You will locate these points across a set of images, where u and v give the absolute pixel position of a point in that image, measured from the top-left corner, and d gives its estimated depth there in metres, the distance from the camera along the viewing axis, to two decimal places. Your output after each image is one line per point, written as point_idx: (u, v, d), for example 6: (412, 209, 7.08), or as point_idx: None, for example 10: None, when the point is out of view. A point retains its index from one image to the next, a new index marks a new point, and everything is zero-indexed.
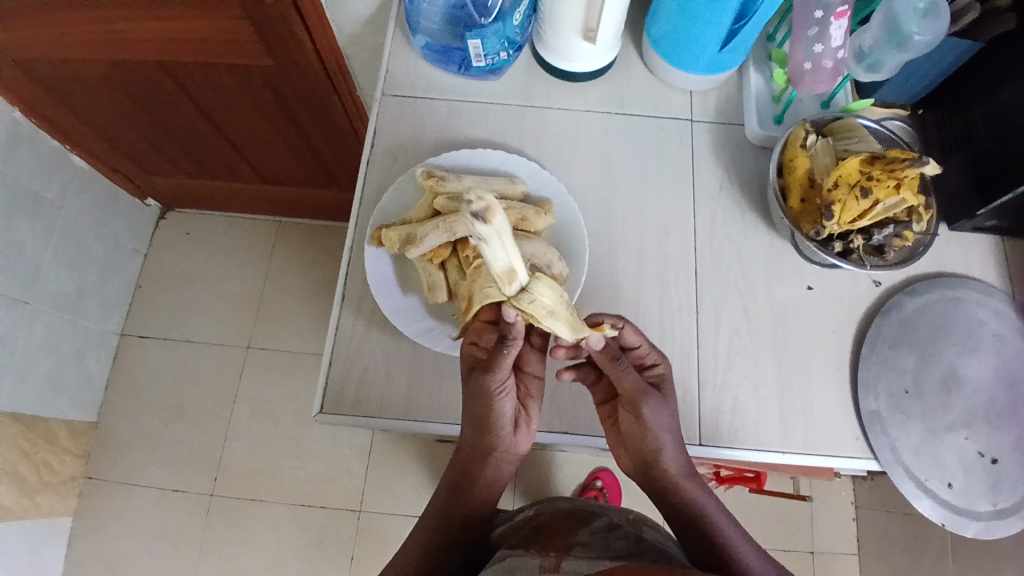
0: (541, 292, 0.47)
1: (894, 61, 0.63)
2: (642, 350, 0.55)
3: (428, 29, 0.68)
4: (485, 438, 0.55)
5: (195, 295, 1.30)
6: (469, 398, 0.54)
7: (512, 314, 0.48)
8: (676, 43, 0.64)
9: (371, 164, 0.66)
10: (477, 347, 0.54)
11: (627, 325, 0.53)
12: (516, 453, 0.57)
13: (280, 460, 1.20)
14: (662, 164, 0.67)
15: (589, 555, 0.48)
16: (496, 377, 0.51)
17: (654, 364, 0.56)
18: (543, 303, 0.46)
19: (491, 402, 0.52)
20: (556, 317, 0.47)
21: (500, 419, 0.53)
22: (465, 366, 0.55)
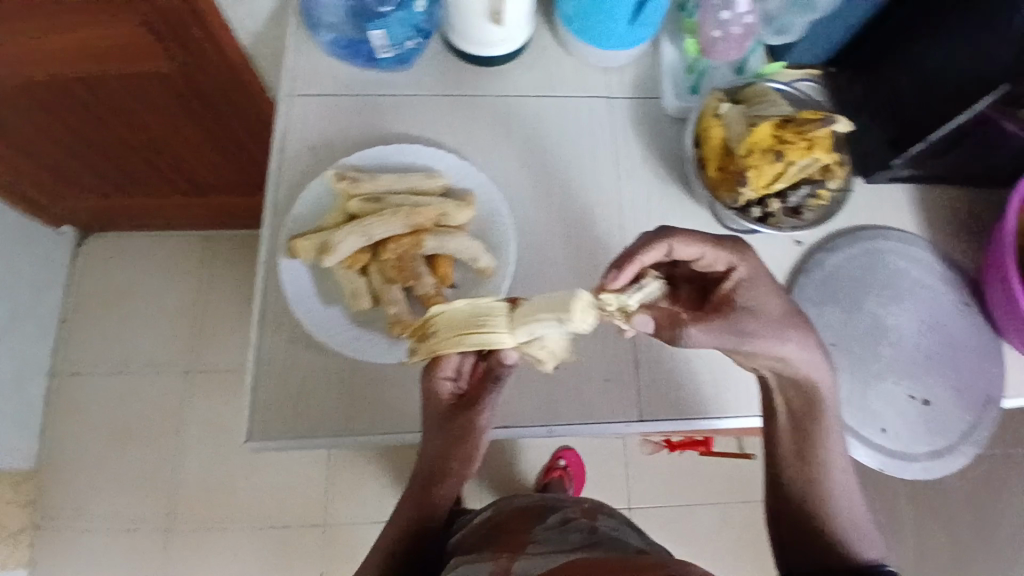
0: (550, 339, 0.47)
1: (800, 23, 0.65)
2: (706, 260, 0.49)
3: (332, 24, 0.64)
4: (451, 457, 0.51)
5: (128, 321, 1.23)
6: (445, 438, 0.50)
7: (514, 357, 0.48)
8: (590, 18, 0.62)
9: (280, 170, 0.62)
10: (452, 384, 0.51)
11: (675, 237, 0.48)
12: (472, 462, 0.51)
13: (236, 481, 1.16)
14: (583, 142, 0.66)
15: (543, 551, 0.47)
16: (485, 410, 0.49)
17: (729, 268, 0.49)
18: (549, 349, 0.48)
19: (476, 437, 0.50)
20: (554, 359, 0.49)
21: (477, 453, 0.51)
22: (439, 407, 0.50)
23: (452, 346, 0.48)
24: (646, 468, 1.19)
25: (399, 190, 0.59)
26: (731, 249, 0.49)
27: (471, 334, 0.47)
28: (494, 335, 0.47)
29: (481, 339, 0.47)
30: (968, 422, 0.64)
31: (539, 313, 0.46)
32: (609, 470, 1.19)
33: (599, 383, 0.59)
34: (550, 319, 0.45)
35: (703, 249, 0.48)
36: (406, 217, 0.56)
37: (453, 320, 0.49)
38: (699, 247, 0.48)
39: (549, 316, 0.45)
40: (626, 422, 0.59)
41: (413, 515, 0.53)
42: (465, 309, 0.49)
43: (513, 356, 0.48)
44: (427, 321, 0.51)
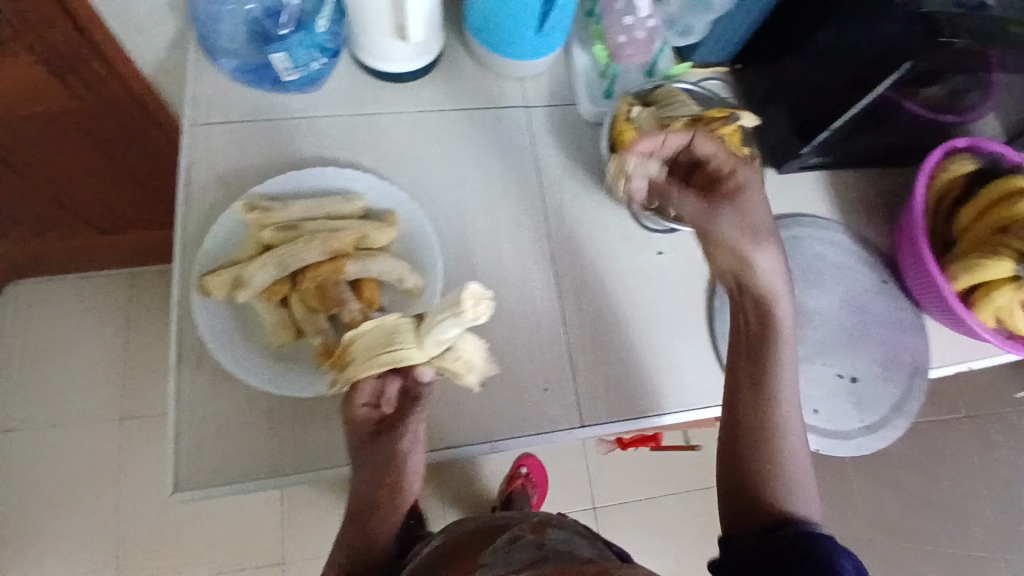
0: (462, 348, 0.48)
1: (701, 23, 0.66)
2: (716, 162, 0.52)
3: (231, 49, 0.62)
4: (377, 486, 0.50)
5: (53, 373, 1.16)
6: (375, 462, 0.50)
7: (430, 374, 0.49)
8: (497, 28, 0.62)
9: (189, 204, 0.60)
10: (370, 408, 0.49)
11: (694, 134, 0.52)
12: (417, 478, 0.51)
13: (185, 529, 1.10)
14: (502, 152, 0.66)
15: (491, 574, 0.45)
16: (409, 432, 0.50)
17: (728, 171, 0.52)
18: (464, 358, 0.48)
19: (403, 460, 0.50)
20: (474, 369, 0.49)
21: (408, 474, 0.50)
22: (362, 433, 0.50)
23: (366, 370, 0.48)
24: (605, 467, 1.19)
25: (315, 216, 0.57)
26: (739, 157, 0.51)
27: (381, 355, 0.47)
28: (401, 350, 0.47)
29: (392, 358, 0.47)
30: (895, 394, 0.66)
31: (437, 321, 0.46)
32: (570, 474, 1.19)
33: (538, 394, 0.59)
34: (448, 321, 0.45)
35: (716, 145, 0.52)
36: (322, 244, 0.54)
37: (361, 344, 0.48)
38: (711, 147, 0.52)
39: (447, 318, 0.45)
40: (567, 429, 0.59)
41: (352, 551, 0.51)
42: (374, 331, 0.48)
43: (429, 373, 0.49)
44: (343, 348, 0.49)
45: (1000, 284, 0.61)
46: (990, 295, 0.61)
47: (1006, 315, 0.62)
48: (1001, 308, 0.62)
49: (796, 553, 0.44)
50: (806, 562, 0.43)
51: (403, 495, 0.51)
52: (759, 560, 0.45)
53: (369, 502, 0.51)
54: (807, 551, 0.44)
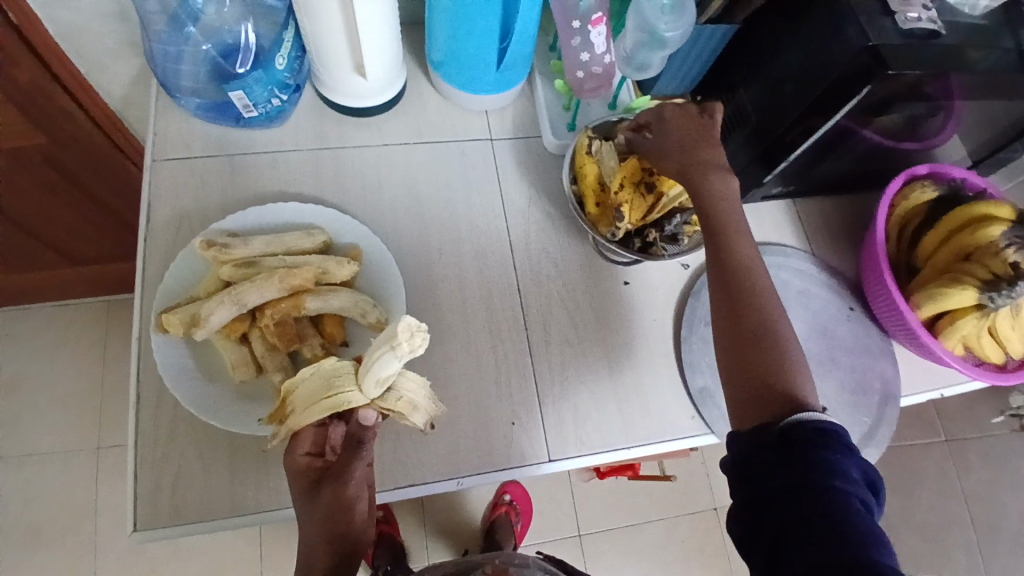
0: (404, 386, 0.48)
1: (657, 59, 0.64)
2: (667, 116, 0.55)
3: (192, 88, 0.61)
4: (329, 536, 0.49)
5: (24, 403, 1.14)
6: (320, 509, 0.48)
7: (373, 417, 0.48)
8: (458, 66, 0.63)
9: (150, 241, 0.60)
10: (314, 456, 0.49)
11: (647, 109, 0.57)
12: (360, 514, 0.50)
13: (157, 565, 1.08)
14: (468, 185, 0.66)
15: None
16: (353, 479, 0.49)
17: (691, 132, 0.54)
18: (407, 398, 0.48)
19: (351, 508, 0.49)
20: (418, 410, 0.49)
21: (356, 520, 0.50)
22: (303, 482, 0.49)
23: (308, 416, 0.48)
24: (588, 493, 1.19)
25: (275, 253, 0.57)
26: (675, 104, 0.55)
27: (322, 401, 0.47)
28: (340, 394, 0.47)
29: (335, 403, 0.47)
30: (867, 422, 0.66)
31: (374, 357, 0.45)
32: (552, 501, 1.18)
33: (504, 427, 0.58)
34: (385, 353, 0.44)
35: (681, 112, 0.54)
36: (281, 280, 0.54)
37: (303, 391, 0.48)
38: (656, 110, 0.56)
39: (384, 350, 0.44)
40: (536, 464, 0.58)
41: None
42: (314, 378, 0.48)
43: (371, 417, 0.48)
44: (282, 401, 0.50)
45: (963, 312, 0.61)
46: (954, 323, 0.62)
47: (974, 342, 0.63)
48: (967, 335, 0.62)
49: (799, 455, 0.40)
50: (807, 482, 0.39)
51: (353, 530, 0.50)
52: (768, 466, 0.41)
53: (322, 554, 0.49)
54: (811, 466, 0.40)
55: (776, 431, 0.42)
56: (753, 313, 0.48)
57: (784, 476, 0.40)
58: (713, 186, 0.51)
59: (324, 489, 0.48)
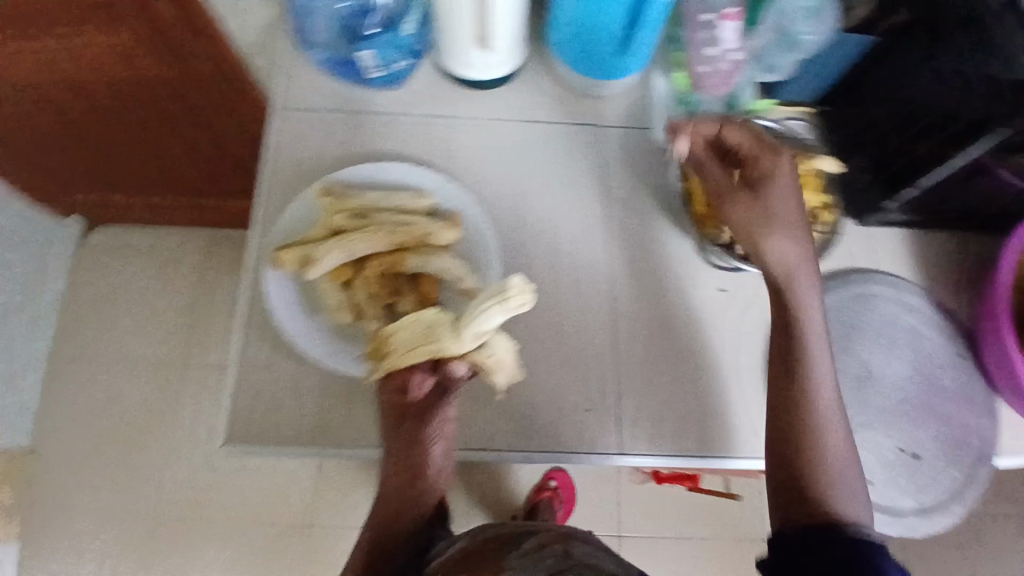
0: (496, 345, 0.52)
1: (788, 62, 0.61)
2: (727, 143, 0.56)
3: (322, 40, 0.63)
4: (409, 471, 0.53)
5: (127, 313, 1.27)
6: (401, 442, 0.53)
7: (464, 370, 0.52)
8: (579, 48, 0.62)
9: (267, 183, 0.63)
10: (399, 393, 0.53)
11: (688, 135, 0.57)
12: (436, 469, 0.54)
13: (224, 479, 1.21)
14: (574, 169, 0.66)
15: None
16: (437, 420, 0.53)
17: (757, 164, 0.55)
18: (497, 356, 0.52)
19: (426, 445, 0.53)
20: (504, 371, 0.52)
21: (430, 458, 0.53)
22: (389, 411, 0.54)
23: (408, 357, 0.51)
24: (637, 498, 1.18)
25: (385, 209, 0.59)
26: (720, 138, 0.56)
27: (422, 344, 0.51)
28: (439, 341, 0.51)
29: (433, 348, 0.51)
30: (958, 477, 0.63)
31: (479, 306, 0.50)
32: (596, 496, 1.18)
33: (577, 413, 0.59)
34: (492, 303, 0.50)
35: (742, 139, 0.55)
36: (388, 236, 0.57)
37: (402, 333, 0.52)
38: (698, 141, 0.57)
39: (492, 300, 0.50)
40: (605, 454, 0.58)
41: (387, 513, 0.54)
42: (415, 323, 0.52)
43: (463, 369, 0.52)
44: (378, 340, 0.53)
45: None
46: None
47: None
48: None
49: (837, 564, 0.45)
50: None
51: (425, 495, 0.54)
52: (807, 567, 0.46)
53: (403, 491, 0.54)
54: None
55: (815, 537, 0.47)
56: (798, 383, 0.52)
57: (817, 569, 0.46)
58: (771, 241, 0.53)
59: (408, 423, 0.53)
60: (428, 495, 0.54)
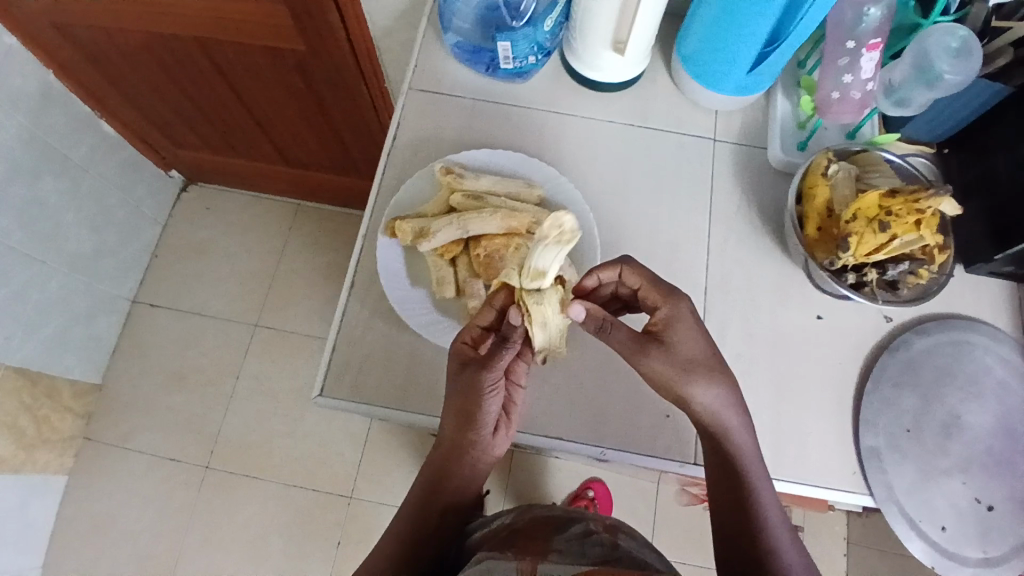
0: (547, 297, 0.53)
1: (923, 98, 0.61)
2: (646, 295, 0.54)
3: (460, 28, 0.67)
4: (463, 418, 0.55)
5: (210, 268, 1.36)
6: (462, 389, 0.54)
7: (517, 318, 0.53)
8: (708, 61, 0.63)
9: (391, 156, 0.67)
10: (468, 345, 0.56)
11: (620, 267, 0.54)
12: (492, 455, 0.58)
13: (275, 438, 1.26)
14: (682, 178, 0.66)
15: (567, 560, 0.49)
16: (494, 372, 0.53)
17: (656, 310, 0.53)
18: (543, 311, 0.53)
19: (483, 397, 0.53)
20: (546, 329, 0.53)
21: (484, 411, 0.54)
22: (457, 357, 0.55)
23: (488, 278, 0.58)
24: (673, 518, 1.22)
25: (498, 193, 0.61)
26: (639, 276, 0.54)
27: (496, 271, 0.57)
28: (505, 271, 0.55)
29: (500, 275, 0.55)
30: None
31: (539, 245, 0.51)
32: (634, 505, 1.23)
33: (657, 417, 0.60)
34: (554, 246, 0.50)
35: (640, 283, 0.54)
36: (501, 219, 0.58)
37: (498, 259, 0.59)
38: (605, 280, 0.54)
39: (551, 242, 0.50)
40: (680, 462, 0.59)
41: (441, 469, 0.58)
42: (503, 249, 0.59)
43: (516, 318, 0.53)
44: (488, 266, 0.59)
45: None
46: None
47: None
48: None
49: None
50: None
51: (473, 479, 0.59)
52: None
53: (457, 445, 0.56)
54: None
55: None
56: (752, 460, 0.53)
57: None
58: (699, 391, 0.51)
59: (471, 374, 0.53)
60: (475, 466, 0.58)
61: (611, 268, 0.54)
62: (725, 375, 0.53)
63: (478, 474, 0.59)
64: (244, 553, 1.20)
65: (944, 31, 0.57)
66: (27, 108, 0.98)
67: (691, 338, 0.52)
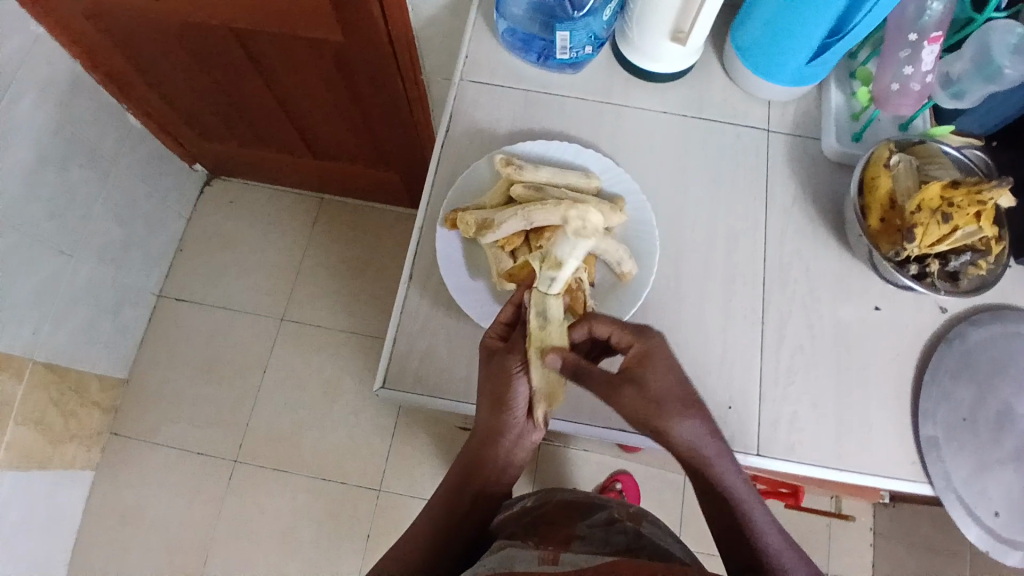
0: (553, 309, 0.53)
1: (979, 93, 0.61)
2: (620, 339, 0.53)
3: (513, 16, 0.67)
4: (494, 401, 0.54)
5: (235, 261, 1.36)
6: (490, 375, 0.54)
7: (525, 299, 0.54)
8: (766, 52, 0.63)
9: (446, 148, 0.67)
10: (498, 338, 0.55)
11: (594, 319, 0.54)
12: (530, 443, 0.56)
13: (303, 431, 1.26)
14: (737, 170, 0.67)
15: (588, 549, 0.49)
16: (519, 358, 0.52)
17: (629, 349, 0.53)
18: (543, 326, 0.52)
19: (510, 379, 0.52)
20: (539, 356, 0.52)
21: (512, 394, 0.53)
22: (486, 348, 0.55)
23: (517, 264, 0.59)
24: (700, 511, 1.23)
25: (557, 184, 0.61)
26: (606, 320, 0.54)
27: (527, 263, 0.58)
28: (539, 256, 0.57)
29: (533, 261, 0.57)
30: None
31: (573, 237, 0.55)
32: (662, 496, 1.24)
33: (720, 410, 0.59)
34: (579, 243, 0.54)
35: (610, 330, 0.53)
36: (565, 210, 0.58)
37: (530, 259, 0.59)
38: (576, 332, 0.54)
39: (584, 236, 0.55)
40: (745, 453, 0.59)
41: (472, 460, 0.56)
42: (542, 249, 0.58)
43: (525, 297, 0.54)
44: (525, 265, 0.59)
45: None
46: None
47: None
48: None
49: None
50: None
51: (505, 472, 0.57)
52: None
53: (490, 436, 0.54)
54: None
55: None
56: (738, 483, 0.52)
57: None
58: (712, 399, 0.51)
59: (496, 360, 0.53)
60: (511, 454, 0.56)
61: (582, 324, 0.54)
62: (701, 408, 0.51)
63: (513, 463, 0.57)
64: (275, 546, 1.20)
65: (1006, 27, 0.58)
66: (57, 99, 0.96)
67: (665, 375, 0.51)
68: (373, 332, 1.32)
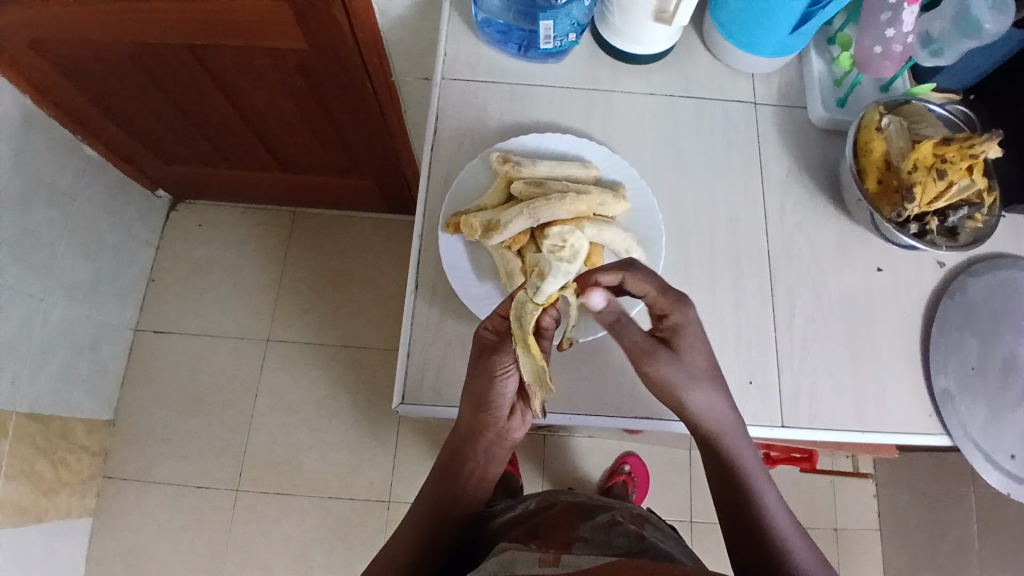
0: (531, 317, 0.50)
1: (959, 49, 0.62)
2: (651, 297, 0.53)
3: (490, 8, 0.65)
4: (478, 399, 0.52)
5: (212, 286, 1.32)
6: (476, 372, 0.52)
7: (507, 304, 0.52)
8: (748, 25, 0.63)
9: (437, 150, 0.65)
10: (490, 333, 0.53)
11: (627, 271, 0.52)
12: (510, 445, 0.56)
13: (303, 452, 1.23)
14: (730, 147, 0.67)
15: (589, 551, 0.49)
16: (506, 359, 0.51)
17: (666, 315, 0.53)
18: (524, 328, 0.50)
19: (494, 379, 0.51)
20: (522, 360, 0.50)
21: (497, 393, 0.52)
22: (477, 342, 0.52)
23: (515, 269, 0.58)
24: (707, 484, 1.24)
25: (557, 177, 0.60)
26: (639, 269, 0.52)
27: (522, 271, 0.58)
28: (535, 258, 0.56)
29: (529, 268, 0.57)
30: None
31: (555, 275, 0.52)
32: (669, 474, 1.25)
33: (741, 386, 0.60)
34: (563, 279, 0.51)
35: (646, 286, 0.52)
36: (571, 203, 0.57)
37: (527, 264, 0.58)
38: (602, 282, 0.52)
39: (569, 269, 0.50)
40: (769, 425, 0.59)
41: (449, 458, 0.56)
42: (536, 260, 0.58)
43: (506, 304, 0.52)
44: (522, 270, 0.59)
45: None
46: None
47: None
48: None
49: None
50: None
51: (483, 475, 0.57)
52: None
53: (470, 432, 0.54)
54: None
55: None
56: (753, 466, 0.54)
57: None
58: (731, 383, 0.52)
59: (485, 358, 0.51)
60: (490, 455, 0.55)
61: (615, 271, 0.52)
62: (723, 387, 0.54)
63: (495, 466, 0.57)
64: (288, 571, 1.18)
65: None
66: (10, 137, 0.91)
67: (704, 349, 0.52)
68: (364, 343, 1.29)
